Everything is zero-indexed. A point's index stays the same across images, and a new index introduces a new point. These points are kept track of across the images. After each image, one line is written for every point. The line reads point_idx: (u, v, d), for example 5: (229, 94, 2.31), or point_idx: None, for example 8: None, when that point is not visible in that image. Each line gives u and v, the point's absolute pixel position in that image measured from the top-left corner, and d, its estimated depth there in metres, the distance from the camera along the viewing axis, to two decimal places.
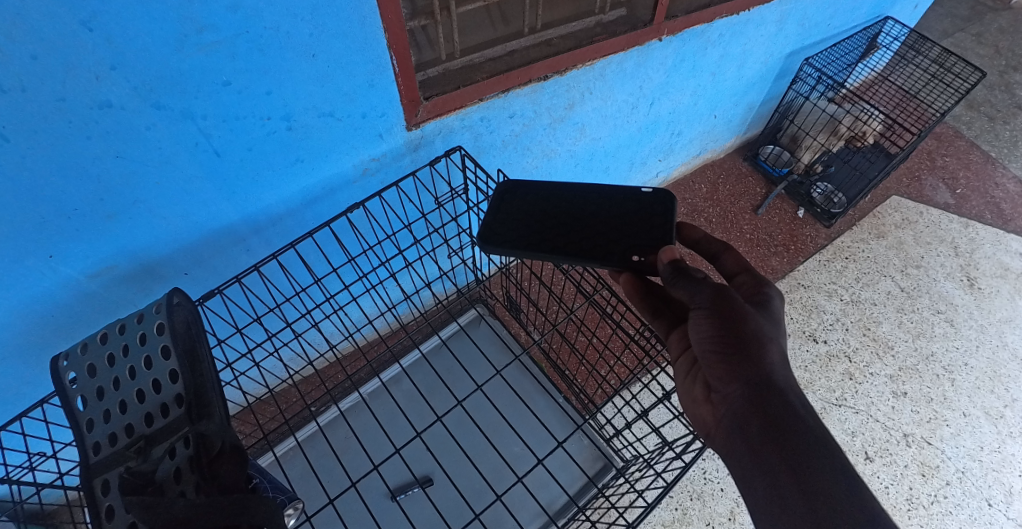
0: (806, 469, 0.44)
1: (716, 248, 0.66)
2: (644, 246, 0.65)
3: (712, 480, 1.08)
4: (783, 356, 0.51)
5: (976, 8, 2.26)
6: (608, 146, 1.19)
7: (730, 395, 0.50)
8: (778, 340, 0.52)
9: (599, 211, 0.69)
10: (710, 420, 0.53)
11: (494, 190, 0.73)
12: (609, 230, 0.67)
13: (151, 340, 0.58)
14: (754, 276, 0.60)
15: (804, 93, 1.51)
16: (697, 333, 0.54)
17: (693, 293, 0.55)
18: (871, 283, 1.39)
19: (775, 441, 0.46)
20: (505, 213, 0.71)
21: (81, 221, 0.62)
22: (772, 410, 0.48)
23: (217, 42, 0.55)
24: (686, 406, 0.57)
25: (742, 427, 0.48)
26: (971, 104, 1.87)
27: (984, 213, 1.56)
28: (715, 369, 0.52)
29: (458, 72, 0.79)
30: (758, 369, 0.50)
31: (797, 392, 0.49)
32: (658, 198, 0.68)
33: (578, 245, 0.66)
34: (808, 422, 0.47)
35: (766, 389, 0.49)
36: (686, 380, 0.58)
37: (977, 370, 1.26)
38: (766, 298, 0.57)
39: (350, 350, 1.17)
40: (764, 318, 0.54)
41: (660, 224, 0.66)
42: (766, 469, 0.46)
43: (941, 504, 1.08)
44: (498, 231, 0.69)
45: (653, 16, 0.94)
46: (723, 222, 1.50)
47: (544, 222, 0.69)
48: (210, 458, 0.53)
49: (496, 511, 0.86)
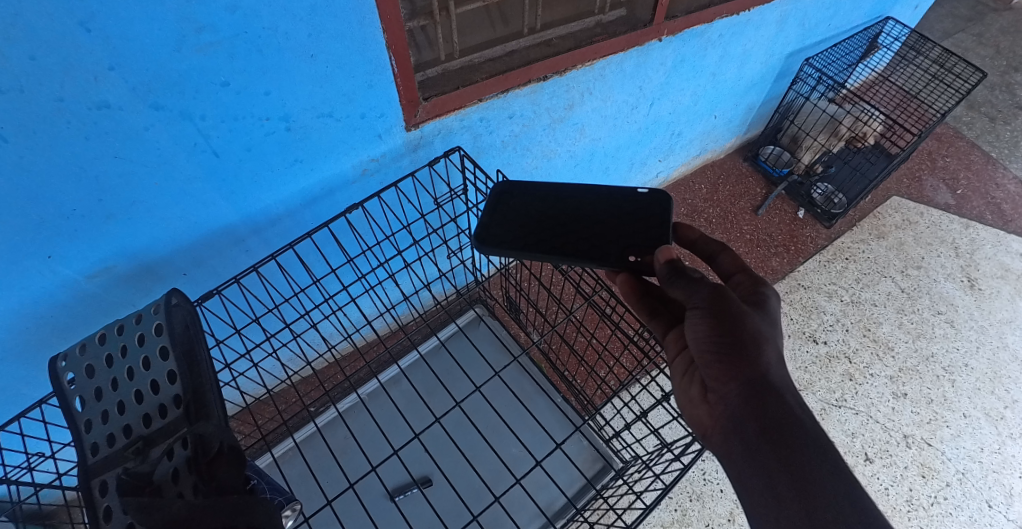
0: (803, 471, 0.44)
1: (712, 248, 0.66)
2: (641, 246, 0.65)
3: (712, 481, 1.08)
4: (780, 357, 0.51)
5: (977, 9, 2.26)
6: (608, 146, 1.19)
7: (727, 395, 0.50)
8: (775, 340, 0.52)
9: (596, 211, 0.69)
10: (706, 420, 0.52)
11: (490, 190, 0.72)
12: (606, 231, 0.67)
13: (150, 340, 0.58)
14: (751, 276, 0.60)
15: (804, 94, 1.51)
16: (694, 333, 0.54)
17: (690, 292, 0.55)
18: (871, 284, 1.39)
19: (771, 442, 0.46)
20: (502, 213, 0.70)
21: (80, 222, 0.62)
22: (769, 411, 0.47)
23: (216, 43, 0.55)
24: (683, 406, 0.56)
25: (739, 428, 0.48)
26: (971, 104, 1.87)
27: (985, 213, 1.56)
28: (712, 369, 0.52)
29: (457, 73, 0.79)
30: (755, 369, 0.49)
31: (794, 392, 0.49)
32: (655, 199, 0.68)
33: (574, 245, 0.66)
34: (804, 423, 0.47)
35: (763, 390, 0.48)
36: (682, 380, 0.57)
37: (977, 371, 1.26)
38: (763, 298, 0.57)
39: (350, 350, 1.17)
40: (761, 318, 0.54)
41: (656, 224, 0.66)
42: (763, 470, 0.46)
43: (941, 506, 1.08)
44: (495, 233, 0.69)
45: (653, 16, 0.94)
46: (723, 222, 1.50)
47: (542, 222, 0.69)
48: (208, 459, 0.52)
49: (494, 512, 0.86)
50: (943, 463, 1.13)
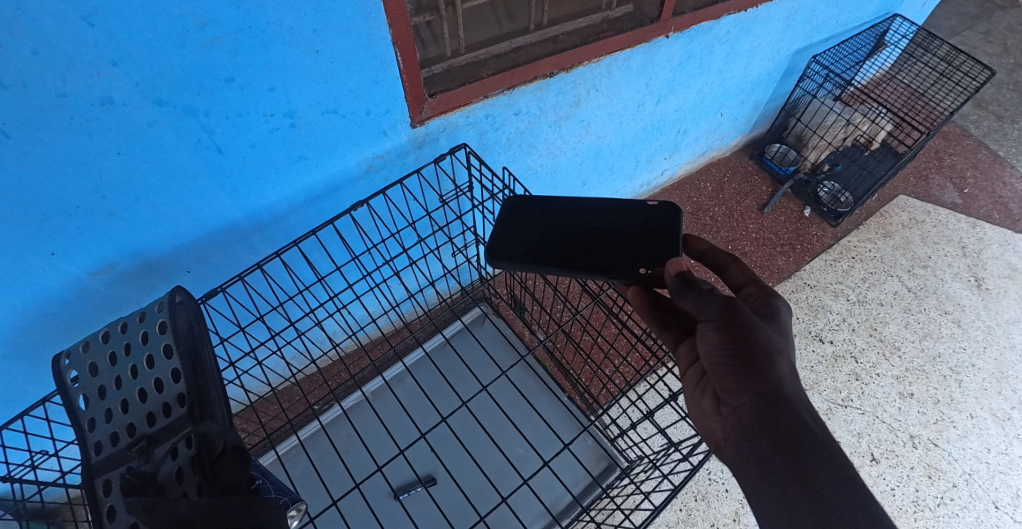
0: (817, 484, 0.44)
1: (722, 259, 0.65)
2: (652, 259, 0.64)
3: (717, 480, 1.07)
4: (793, 370, 0.50)
5: (984, 6, 2.24)
6: (613, 144, 1.18)
7: (740, 407, 0.49)
8: (787, 352, 0.51)
9: (607, 224, 0.68)
10: (719, 432, 0.52)
11: (501, 205, 0.73)
12: (616, 244, 0.66)
13: (153, 339, 0.57)
14: (761, 288, 0.60)
15: (811, 91, 1.49)
16: (705, 346, 0.53)
17: (701, 304, 0.53)
18: (878, 284, 1.38)
19: (786, 455, 0.46)
20: (513, 227, 0.71)
21: (83, 219, 0.62)
22: (783, 423, 0.47)
23: (220, 37, 0.54)
24: (695, 418, 0.56)
25: (752, 440, 0.48)
26: (979, 103, 1.85)
27: (992, 213, 1.55)
28: (724, 382, 0.51)
29: (463, 69, 0.79)
30: (767, 381, 0.49)
31: (808, 405, 0.48)
32: (665, 211, 0.68)
33: (586, 259, 0.65)
34: (818, 436, 0.46)
35: (776, 401, 0.48)
36: (694, 392, 0.57)
37: (984, 372, 1.25)
38: (774, 309, 0.56)
39: (353, 349, 1.16)
40: (773, 330, 0.53)
41: (666, 238, 0.65)
42: (777, 482, 0.45)
43: (947, 507, 1.07)
44: (506, 245, 0.69)
45: (660, 13, 0.93)
46: (729, 220, 1.49)
47: (553, 236, 0.69)
48: (213, 458, 0.53)
49: (500, 512, 0.86)
50: (949, 464, 1.12)
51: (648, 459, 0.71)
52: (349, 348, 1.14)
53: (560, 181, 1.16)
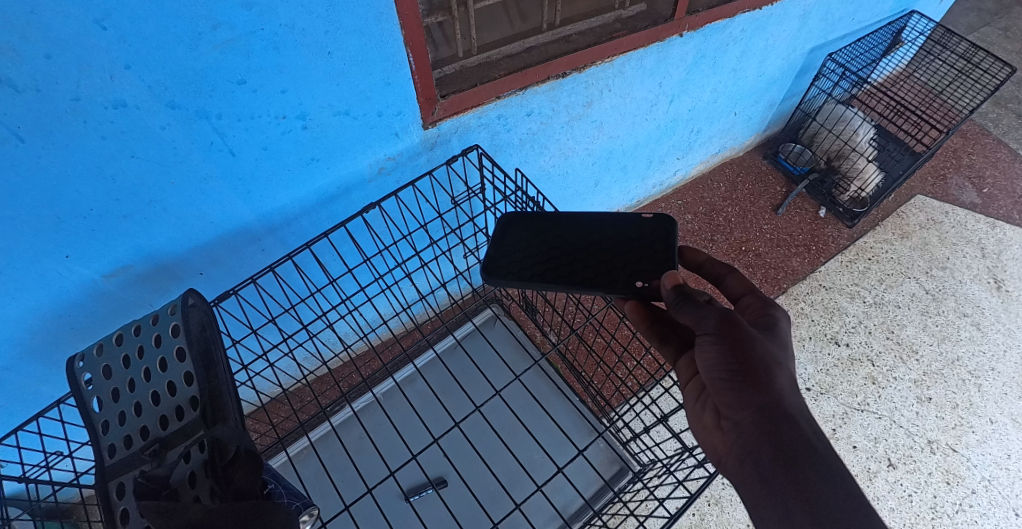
0: (818, 499, 0.43)
1: (719, 270, 0.64)
2: (650, 272, 0.63)
3: (730, 485, 1.06)
4: (793, 382, 0.49)
5: (1004, 2, 2.18)
6: (626, 144, 1.17)
7: (741, 422, 0.48)
8: (788, 365, 0.50)
9: (603, 239, 0.68)
10: (721, 447, 0.50)
11: (498, 219, 0.73)
12: (612, 258, 0.65)
13: (167, 341, 0.57)
14: (760, 298, 0.58)
15: (826, 90, 1.47)
16: (704, 361, 0.51)
17: (698, 318, 0.52)
18: (894, 285, 1.36)
19: (789, 472, 0.45)
20: (510, 245, 0.70)
21: (97, 221, 0.62)
22: (784, 438, 0.46)
23: (232, 40, 0.54)
24: (696, 432, 0.54)
25: (754, 456, 0.46)
26: (998, 101, 1.81)
27: (1012, 213, 1.51)
28: (724, 397, 0.49)
29: (474, 70, 0.78)
30: (769, 396, 0.47)
31: (809, 417, 0.47)
32: (659, 225, 0.66)
33: (583, 273, 0.65)
34: (819, 449, 0.45)
35: (776, 416, 0.47)
36: (695, 405, 0.55)
37: (1005, 376, 1.22)
38: (773, 320, 0.55)
39: (365, 350, 1.17)
40: (772, 342, 0.52)
41: (661, 251, 0.64)
42: (778, 497, 0.44)
43: (966, 514, 1.05)
44: (503, 263, 0.69)
45: (674, 11, 0.92)
46: (743, 221, 1.47)
47: (548, 253, 0.68)
48: (225, 463, 0.54)
49: (513, 516, 0.86)
50: (968, 470, 1.10)
51: (662, 464, 0.69)
52: (360, 350, 1.14)
53: (572, 182, 1.16)
